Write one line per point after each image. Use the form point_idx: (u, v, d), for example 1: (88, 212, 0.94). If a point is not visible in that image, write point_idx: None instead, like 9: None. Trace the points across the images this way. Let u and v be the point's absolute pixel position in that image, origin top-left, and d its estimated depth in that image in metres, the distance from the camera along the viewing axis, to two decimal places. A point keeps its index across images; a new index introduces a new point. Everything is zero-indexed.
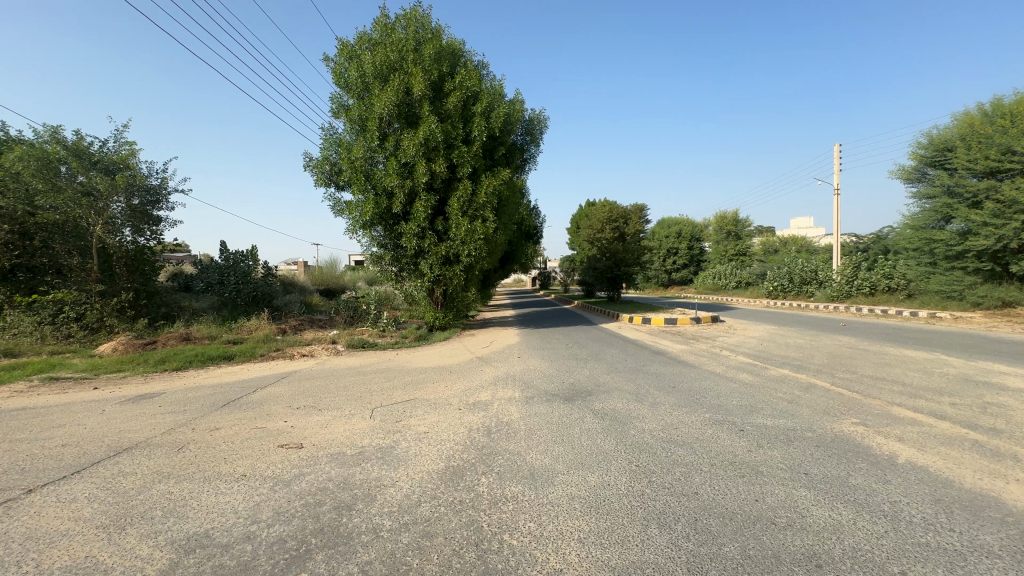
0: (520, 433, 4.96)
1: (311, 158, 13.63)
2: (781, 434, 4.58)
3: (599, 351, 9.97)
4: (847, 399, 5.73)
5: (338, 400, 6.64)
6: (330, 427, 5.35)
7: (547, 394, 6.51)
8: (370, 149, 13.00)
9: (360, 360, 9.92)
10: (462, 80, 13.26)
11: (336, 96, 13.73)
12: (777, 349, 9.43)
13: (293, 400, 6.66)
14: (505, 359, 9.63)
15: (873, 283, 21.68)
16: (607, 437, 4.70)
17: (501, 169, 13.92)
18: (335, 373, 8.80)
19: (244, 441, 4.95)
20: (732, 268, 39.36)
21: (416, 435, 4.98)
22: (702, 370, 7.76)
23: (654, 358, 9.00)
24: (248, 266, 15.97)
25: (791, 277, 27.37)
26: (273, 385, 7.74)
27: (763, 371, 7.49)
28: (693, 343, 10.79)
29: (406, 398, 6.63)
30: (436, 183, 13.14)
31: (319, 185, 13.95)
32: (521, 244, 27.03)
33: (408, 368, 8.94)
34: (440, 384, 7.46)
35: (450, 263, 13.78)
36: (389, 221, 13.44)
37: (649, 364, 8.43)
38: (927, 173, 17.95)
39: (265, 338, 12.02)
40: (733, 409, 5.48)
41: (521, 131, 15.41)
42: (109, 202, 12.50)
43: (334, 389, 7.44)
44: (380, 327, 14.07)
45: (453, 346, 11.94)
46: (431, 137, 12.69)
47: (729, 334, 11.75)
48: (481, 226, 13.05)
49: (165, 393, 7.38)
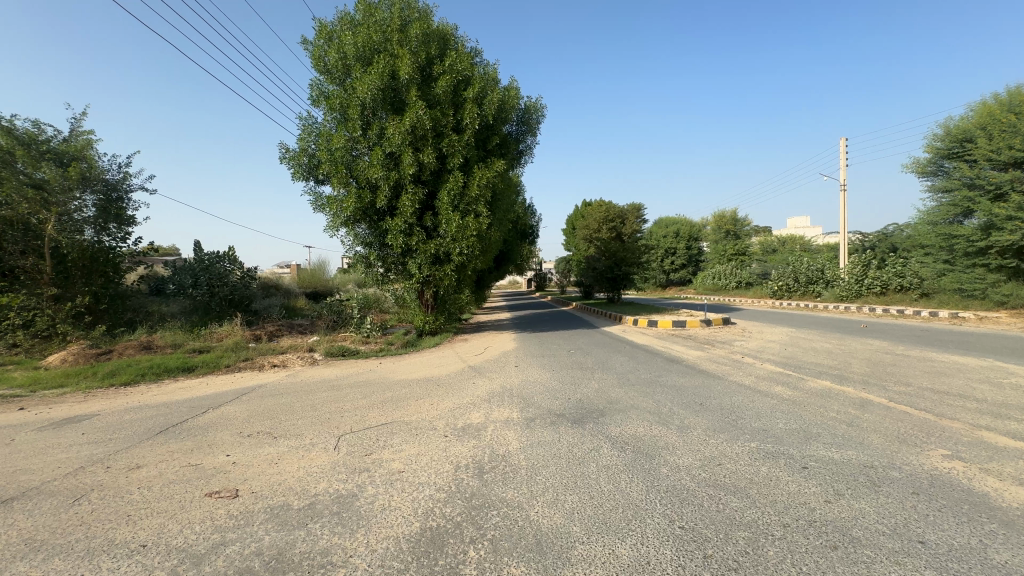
0: (521, 472, 3.88)
1: (287, 149, 12.45)
2: (860, 476, 3.52)
3: (607, 360, 8.88)
4: (920, 420, 4.68)
5: (301, 424, 5.52)
6: (280, 465, 4.23)
7: (551, 415, 5.43)
8: (352, 138, 11.88)
9: (336, 372, 8.78)
10: (452, 62, 12.19)
11: (314, 82, 12.58)
12: (806, 355, 8.40)
13: (246, 424, 5.54)
14: (501, 369, 8.51)
15: (885, 282, 20.74)
16: (633, 479, 3.64)
17: (495, 160, 12.86)
18: (306, 387, 7.66)
19: (166, 488, 3.83)
20: (732, 268, 38.54)
21: (388, 477, 3.89)
22: (728, 382, 6.71)
23: (670, 367, 7.93)
24: (226, 268, 14.68)
25: (797, 277, 26.44)
26: (229, 403, 6.59)
27: (801, 384, 6.44)
28: (709, 349, 9.72)
29: (382, 420, 5.52)
30: (424, 175, 12.09)
31: (296, 178, 12.78)
32: (516, 245, 26.02)
33: (390, 381, 7.83)
34: (424, 401, 6.34)
35: (441, 262, 12.70)
36: (373, 217, 12.34)
37: (666, 375, 7.34)
38: (944, 166, 17.11)
39: (235, 346, 10.84)
40: (785, 437, 4.41)
41: (517, 120, 14.35)
42: (68, 197, 11.35)
43: (301, 408, 6.32)
44: (364, 334, 12.90)
45: (444, 354, 10.80)
46: (419, 124, 11.63)
47: (746, 338, 10.74)
48: (473, 222, 11.99)
49: (97, 415, 6.20)
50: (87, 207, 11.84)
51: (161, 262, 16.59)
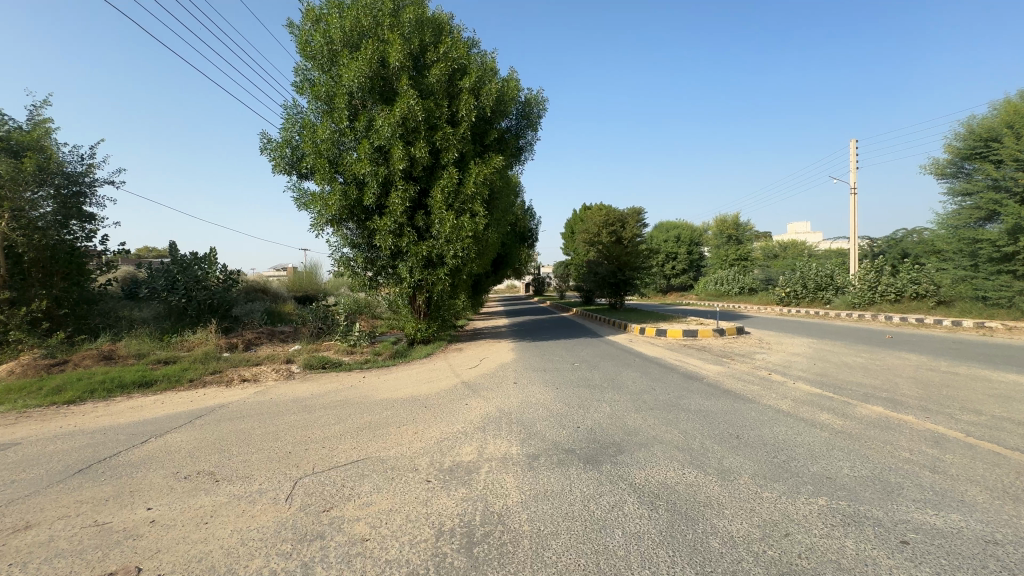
0: (524, 545, 2.91)
1: (267, 141, 11.46)
2: (988, 559, 2.57)
3: (616, 376, 7.92)
4: (1020, 465, 3.75)
5: (255, 460, 4.54)
6: (211, 529, 3.25)
7: (559, 452, 4.47)
8: (338, 129, 10.95)
9: (312, 388, 7.78)
10: (447, 49, 11.26)
11: (298, 68, 11.55)
12: (842, 373, 7.45)
13: (188, 461, 4.55)
14: (498, 386, 7.54)
15: (899, 288, 19.85)
16: (677, 561, 2.67)
17: (493, 155, 11.95)
18: (274, 407, 6.67)
19: (45, 567, 2.84)
20: (736, 273, 37.73)
21: (346, 551, 2.91)
22: (762, 406, 5.76)
23: (690, 386, 6.98)
24: (204, 271, 13.68)
25: (805, 283, 25.54)
26: (178, 430, 5.60)
27: (849, 410, 5.50)
28: (729, 363, 8.78)
29: (353, 457, 4.55)
30: (415, 171, 11.15)
31: (278, 172, 11.79)
32: (514, 248, 25.04)
33: (372, 401, 6.85)
34: (407, 429, 5.37)
35: (433, 265, 11.78)
36: (361, 215, 11.38)
37: (688, 396, 6.39)
38: (965, 167, 16.30)
39: (205, 356, 9.83)
40: (859, 490, 3.45)
41: (516, 114, 13.42)
42: (23, 191, 10.37)
43: (262, 436, 5.33)
44: (349, 343, 11.86)
45: (435, 366, 9.81)
46: (410, 115, 10.72)
47: (767, 350, 9.81)
48: (469, 222, 11.06)
49: (15, 446, 5.19)
50: (46, 202, 10.85)
51: (134, 262, 15.57)
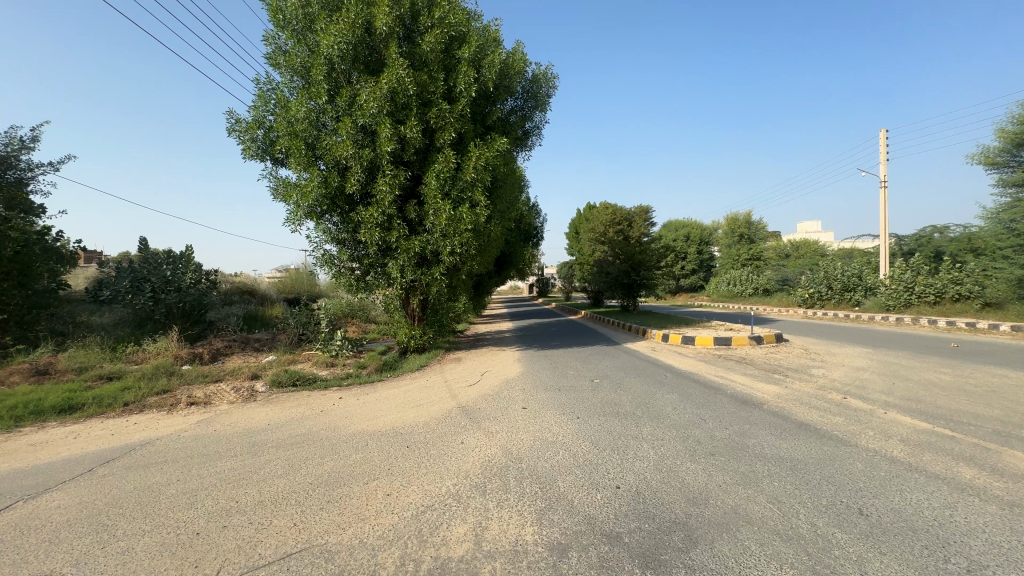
0: None
1: (235, 120, 9.94)
2: None
3: (650, 400, 6.36)
4: None
5: (139, 553, 3.01)
6: None
7: (600, 544, 2.91)
8: (316, 106, 9.49)
9: (273, 415, 6.27)
10: (443, 12, 9.72)
11: (270, 38, 10.05)
12: (939, 398, 5.86)
13: (37, 555, 3.02)
14: (503, 414, 5.97)
15: (940, 289, 18.17)
16: None
17: (497, 136, 10.40)
18: (213, 446, 5.12)
19: None
20: (750, 273, 36.13)
21: None
22: (867, 453, 4.19)
23: (750, 416, 5.41)
24: (175, 271, 12.19)
25: (830, 284, 23.83)
26: (67, 486, 4.08)
27: (995, 461, 3.92)
28: (785, 381, 7.19)
29: (285, 548, 3.00)
30: (406, 154, 9.61)
31: (249, 158, 10.30)
32: (519, 247, 23.46)
33: (340, 437, 5.30)
34: (378, 490, 3.85)
35: (428, 264, 10.28)
36: (343, 206, 9.85)
37: (754, 434, 4.82)
38: (1019, 156, 14.73)
39: (156, 372, 8.29)
40: None
41: (523, 92, 11.78)
42: None
43: (172, 500, 3.78)
44: (331, 353, 10.33)
45: (428, 383, 8.28)
46: (399, 89, 9.22)
47: (824, 364, 8.22)
48: (468, 213, 9.53)
49: None
50: None
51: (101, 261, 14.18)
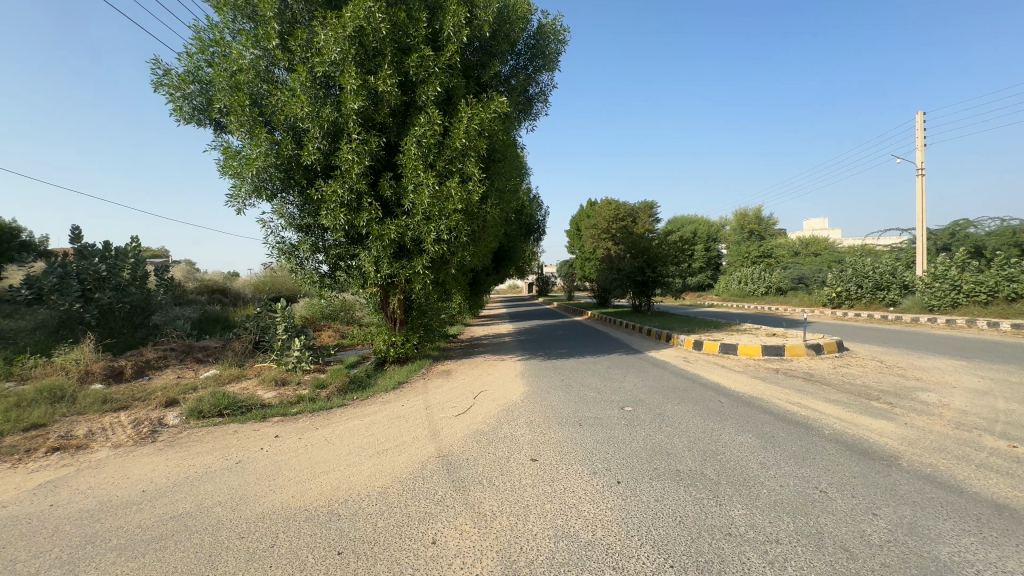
0: None
1: (163, 71, 7.92)
2: None
3: (719, 448, 4.32)
4: None
5: None
6: None
7: None
8: (264, 53, 7.50)
9: (160, 472, 4.20)
10: None
11: None
12: None
13: None
14: (504, 473, 3.94)
15: (993, 287, 16.10)
16: None
17: (494, 95, 8.39)
18: (20, 544, 3.04)
19: None
20: (764, 271, 34.02)
21: None
22: None
23: (899, 487, 3.38)
24: (111, 266, 10.23)
25: (860, 281, 21.80)
26: None
27: None
28: (896, 412, 5.15)
29: None
30: (379, 114, 7.58)
31: (184, 121, 8.29)
32: (518, 240, 21.31)
33: (238, 524, 3.25)
34: None
35: (409, 255, 8.24)
36: (302, 182, 7.81)
37: (941, 535, 2.77)
38: None
39: (40, 396, 6.21)
40: None
41: (526, 47, 9.72)
42: None
43: None
44: (286, 366, 8.31)
45: (402, 409, 6.25)
46: (369, 29, 7.23)
47: (929, 385, 6.17)
48: (458, 189, 7.52)
49: None
50: None
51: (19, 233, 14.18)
